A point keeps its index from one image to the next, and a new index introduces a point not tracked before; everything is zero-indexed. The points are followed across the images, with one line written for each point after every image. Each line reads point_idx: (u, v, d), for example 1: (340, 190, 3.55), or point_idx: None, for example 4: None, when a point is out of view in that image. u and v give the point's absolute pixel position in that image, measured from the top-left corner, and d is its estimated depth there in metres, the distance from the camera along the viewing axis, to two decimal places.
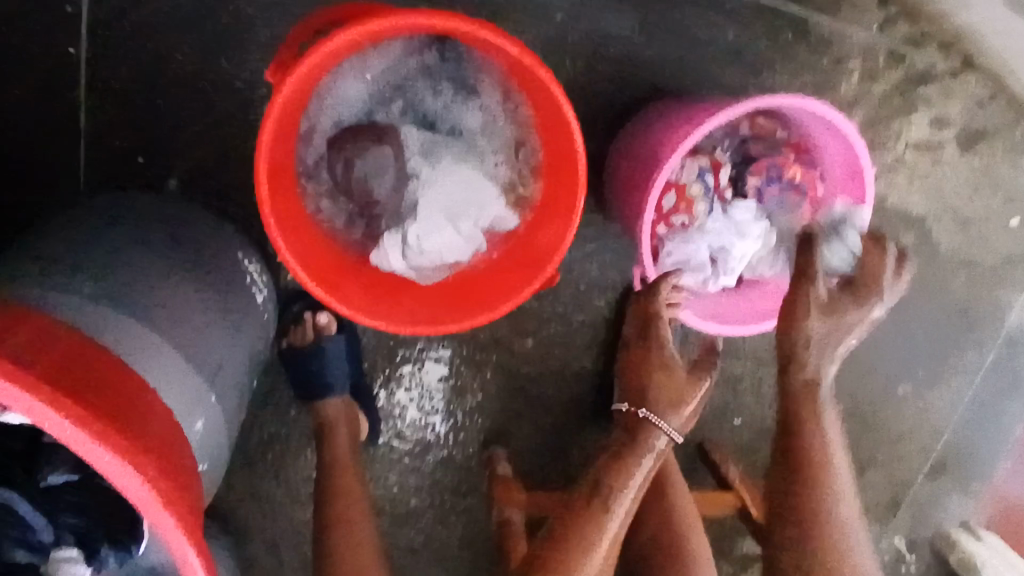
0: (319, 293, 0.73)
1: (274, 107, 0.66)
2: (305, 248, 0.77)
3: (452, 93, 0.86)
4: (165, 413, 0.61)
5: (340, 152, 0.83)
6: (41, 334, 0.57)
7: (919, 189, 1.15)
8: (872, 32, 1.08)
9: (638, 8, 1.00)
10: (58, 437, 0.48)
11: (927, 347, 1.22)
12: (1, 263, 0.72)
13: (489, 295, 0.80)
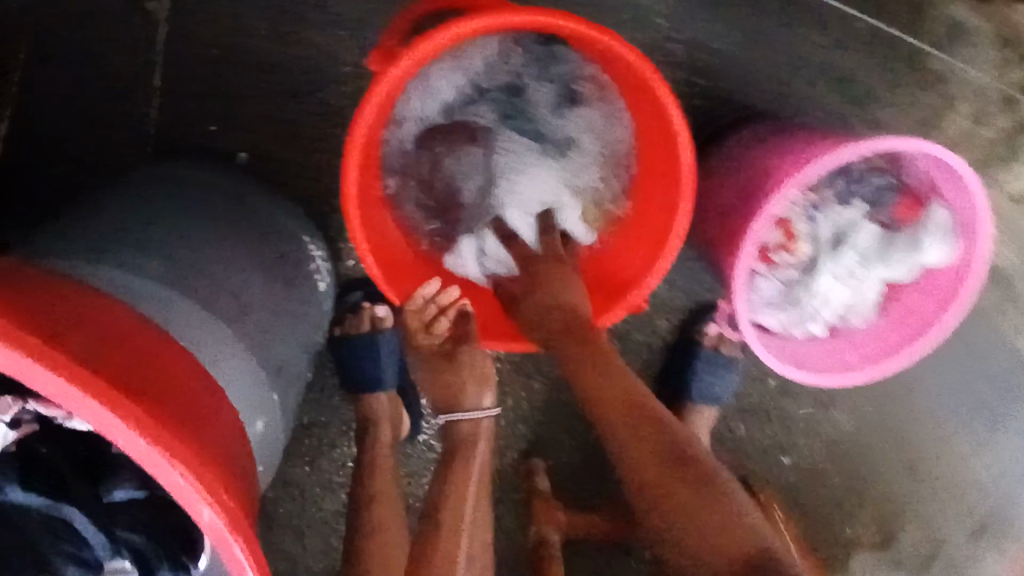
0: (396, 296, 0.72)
1: (372, 100, 0.61)
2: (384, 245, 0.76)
3: (552, 99, 0.84)
4: (232, 416, 0.56)
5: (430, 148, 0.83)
6: (109, 322, 0.50)
7: (1010, 241, 1.09)
8: (986, 73, 0.98)
9: (745, 23, 0.94)
10: (126, 451, 0.42)
11: (989, 405, 1.16)
12: (68, 225, 0.69)
13: None
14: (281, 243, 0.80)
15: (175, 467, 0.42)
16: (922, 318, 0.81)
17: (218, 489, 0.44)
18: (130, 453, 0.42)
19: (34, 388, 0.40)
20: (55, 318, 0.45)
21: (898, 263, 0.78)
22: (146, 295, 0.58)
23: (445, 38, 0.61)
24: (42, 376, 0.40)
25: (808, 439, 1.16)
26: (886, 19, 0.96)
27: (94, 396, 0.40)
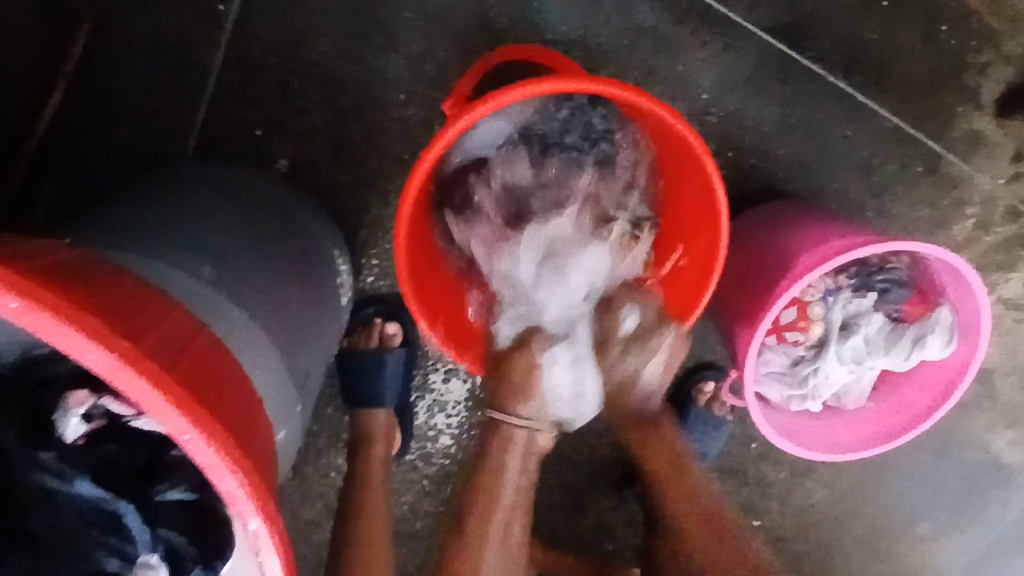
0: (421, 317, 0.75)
1: (448, 134, 0.65)
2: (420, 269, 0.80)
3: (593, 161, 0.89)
4: (269, 426, 0.57)
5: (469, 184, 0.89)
6: (179, 325, 0.50)
7: (997, 343, 1.14)
8: (997, 183, 1.03)
9: (781, 106, 0.98)
10: (196, 461, 0.43)
11: (955, 494, 1.21)
12: (115, 214, 0.70)
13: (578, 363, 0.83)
14: (314, 256, 0.82)
15: (235, 479, 0.43)
16: (915, 410, 0.86)
17: (267, 500, 0.45)
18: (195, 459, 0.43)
19: (117, 387, 0.41)
20: (129, 317, 0.46)
21: (902, 358, 0.82)
22: (198, 298, 0.60)
23: (524, 93, 0.65)
24: (129, 379, 0.40)
25: (782, 506, 1.20)
26: (915, 120, 1.00)
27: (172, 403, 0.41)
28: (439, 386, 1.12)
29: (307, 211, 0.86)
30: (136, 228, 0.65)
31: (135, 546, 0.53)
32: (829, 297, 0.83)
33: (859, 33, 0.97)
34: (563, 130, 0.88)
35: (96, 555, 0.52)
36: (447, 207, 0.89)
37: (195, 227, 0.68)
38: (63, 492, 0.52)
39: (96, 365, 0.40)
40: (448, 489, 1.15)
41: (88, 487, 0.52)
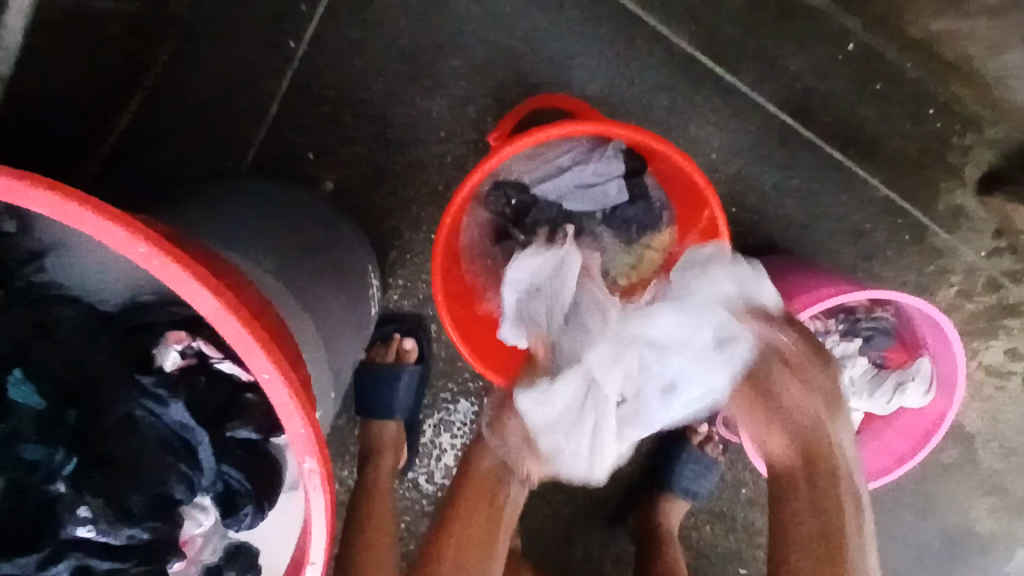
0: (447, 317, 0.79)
1: (491, 160, 0.73)
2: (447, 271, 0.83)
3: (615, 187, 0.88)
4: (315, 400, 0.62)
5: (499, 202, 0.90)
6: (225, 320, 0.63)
7: (977, 406, 1.22)
8: (979, 256, 1.12)
9: (784, 169, 1.08)
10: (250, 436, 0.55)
11: (933, 555, 1.27)
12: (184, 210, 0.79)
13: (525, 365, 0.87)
14: (350, 266, 0.90)
15: (304, 428, 0.48)
16: (895, 455, 0.92)
17: (326, 450, 0.50)
18: (272, 405, 0.48)
19: (218, 330, 0.46)
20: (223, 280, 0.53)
21: (883, 401, 0.89)
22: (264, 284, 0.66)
23: (561, 131, 0.74)
24: (229, 324, 0.46)
25: None
26: (905, 193, 1.09)
27: (262, 347, 0.46)
28: (448, 409, 1.18)
29: (345, 230, 0.95)
30: (212, 220, 0.74)
31: (203, 475, 0.53)
32: (817, 339, 0.91)
33: (853, 111, 1.06)
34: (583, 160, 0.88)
35: (137, 503, 0.51)
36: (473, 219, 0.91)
37: (257, 229, 0.77)
38: (57, 533, 0.50)
39: (203, 309, 0.45)
40: (445, 511, 1.21)
41: (89, 530, 0.51)
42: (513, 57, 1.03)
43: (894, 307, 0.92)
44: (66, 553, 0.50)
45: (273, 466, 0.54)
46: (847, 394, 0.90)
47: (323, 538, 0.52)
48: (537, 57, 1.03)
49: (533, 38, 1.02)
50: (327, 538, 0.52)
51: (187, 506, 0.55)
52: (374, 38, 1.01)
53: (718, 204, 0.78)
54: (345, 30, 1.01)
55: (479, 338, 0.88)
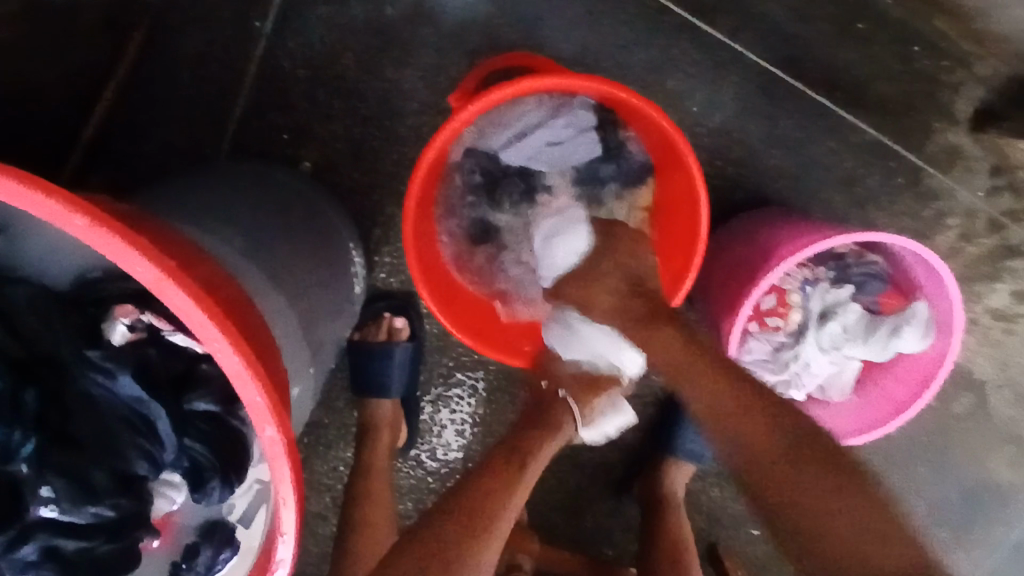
0: (422, 288, 0.77)
1: (453, 123, 0.71)
2: (422, 242, 0.82)
3: (586, 145, 0.85)
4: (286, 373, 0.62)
5: (471, 169, 0.89)
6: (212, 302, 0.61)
7: (986, 352, 1.19)
8: (977, 196, 1.10)
9: (769, 118, 1.05)
10: (259, 439, 0.49)
11: (952, 509, 1.24)
12: (152, 193, 0.77)
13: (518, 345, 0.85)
14: (330, 244, 0.89)
15: (258, 396, 0.48)
16: (896, 404, 0.89)
17: (284, 418, 0.49)
18: (225, 372, 0.48)
19: (164, 299, 0.46)
20: (175, 253, 0.53)
21: (879, 348, 0.87)
22: (230, 260, 0.67)
23: (521, 89, 0.72)
24: (173, 291, 0.46)
25: None
26: (895, 136, 1.07)
27: (209, 314, 0.46)
28: (447, 387, 1.18)
29: (322, 207, 0.94)
30: (183, 201, 0.74)
31: (166, 450, 0.54)
32: (806, 287, 0.90)
33: (836, 55, 1.03)
34: (550, 118, 0.84)
35: (100, 480, 0.51)
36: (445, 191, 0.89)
37: (227, 210, 0.76)
38: (28, 512, 0.51)
39: (145, 277, 0.45)
40: (451, 487, 1.20)
41: (56, 510, 0.51)
42: (482, 22, 1.01)
43: (885, 252, 0.90)
44: (33, 534, 0.51)
45: (238, 438, 0.56)
46: (841, 343, 0.88)
47: (292, 507, 0.51)
48: (508, 20, 1.01)
49: (502, 2, 1.01)
50: (295, 508, 0.51)
51: (158, 484, 0.56)
52: (340, 13, 0.99)
53: (691, 149, 0.76)
54: (311, 5, 0.99)
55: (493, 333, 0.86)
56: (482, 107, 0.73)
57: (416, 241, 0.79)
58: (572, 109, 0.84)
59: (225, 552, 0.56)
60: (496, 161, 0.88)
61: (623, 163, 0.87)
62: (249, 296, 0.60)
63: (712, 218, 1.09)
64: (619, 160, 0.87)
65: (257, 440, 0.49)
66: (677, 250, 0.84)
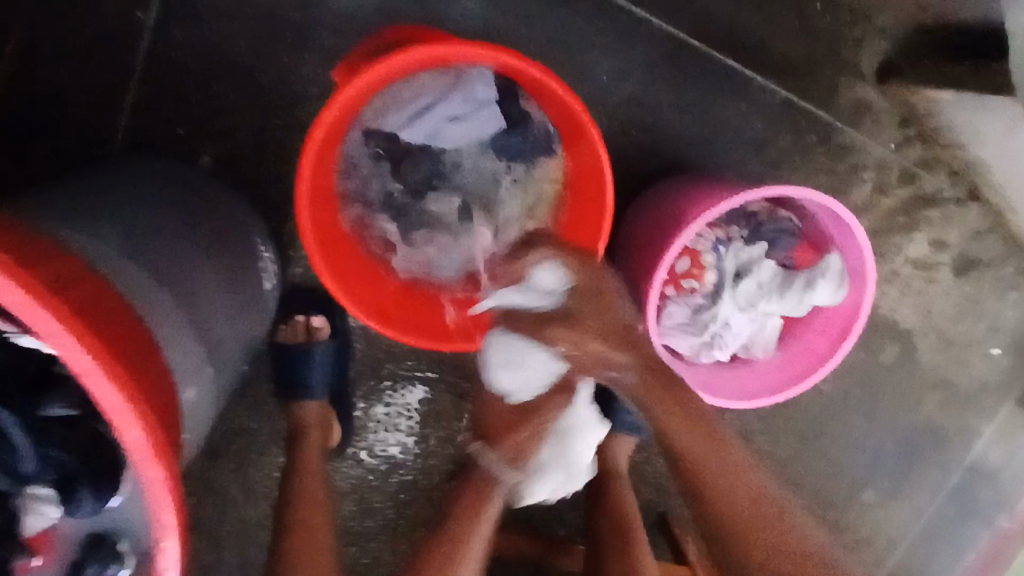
0: (320, 271, 0.73)
1: (340, 97, 0.68)
2: (322, 226, 0.77)
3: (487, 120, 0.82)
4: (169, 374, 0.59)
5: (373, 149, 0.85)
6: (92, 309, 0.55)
7: (910, 301, 1.21)
8: (888, 149, 1.12)
9: (677, 84, 1.05)
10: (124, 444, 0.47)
11: (894, 459, 1.27)
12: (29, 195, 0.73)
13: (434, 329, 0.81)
14: (235, 240, 0.86)
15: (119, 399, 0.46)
16: (817, 355, 0.90)
17: (151, 418, 0.48)
18: (83, 378, 0.46)
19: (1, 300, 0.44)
20: (29, 248, 0.49)
21: (796, 301, 0.87)
22: (104, 260, 0.63)
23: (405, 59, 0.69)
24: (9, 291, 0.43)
25: None
26: (802, 93, 1.08)
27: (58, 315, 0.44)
28: (379, 382, 1.15)
29: (223, 202, 0.90)
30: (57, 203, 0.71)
31: (26, 461, 0.53)
32: (719, 247, 0.90)
33: (738, 16, 1.04)
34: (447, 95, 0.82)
35: None
36: (346, 174, 0.84)
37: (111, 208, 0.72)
38: None
39: None
40: (392, 482, 1.18)
41: None
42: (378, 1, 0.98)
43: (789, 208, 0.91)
44: None
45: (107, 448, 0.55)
46: (756, 299, 0.89)
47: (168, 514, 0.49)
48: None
49: None
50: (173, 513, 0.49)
51: (26, 499, 0.54)
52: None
53: (587, 115, 0.74)
54: None
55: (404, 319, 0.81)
56: (370, 81, 0.70)
57: (317, 232, 0.74)
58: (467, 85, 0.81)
59: (113, 566, 0.54)
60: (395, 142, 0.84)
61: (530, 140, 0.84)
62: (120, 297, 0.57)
63: (630, 188, 1.08)
64: (525, 134, 0.84)
65: (122, 443, 0.48)
66: (583, 224, 0.82)
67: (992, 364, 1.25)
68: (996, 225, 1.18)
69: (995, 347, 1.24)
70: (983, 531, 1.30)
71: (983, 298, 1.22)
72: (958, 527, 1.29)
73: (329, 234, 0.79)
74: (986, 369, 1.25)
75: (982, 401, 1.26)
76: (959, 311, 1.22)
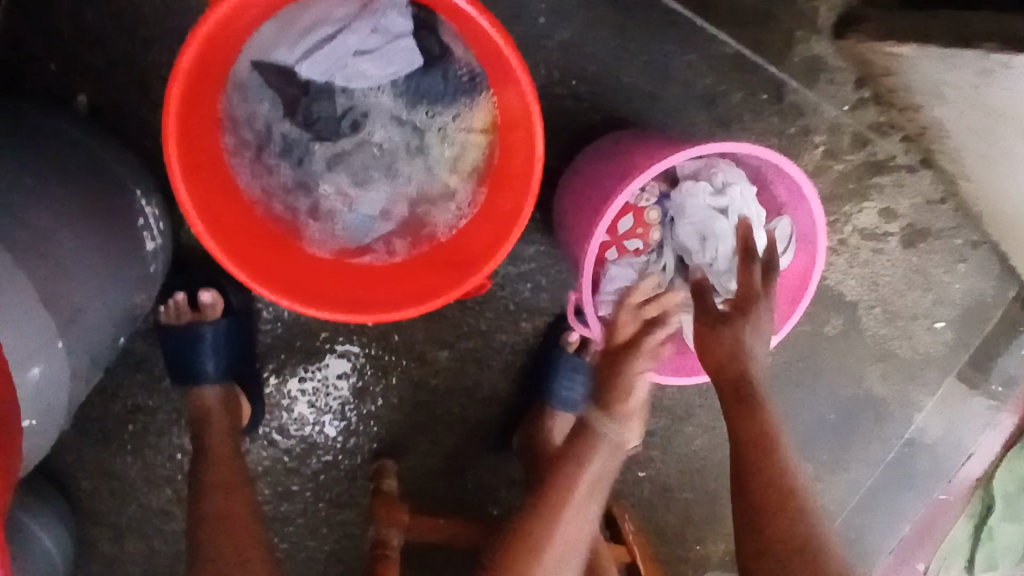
0: (198, 226, 0.61)
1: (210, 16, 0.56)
2: (202, 174, 0.65)
3: (401, 55, 0.71)
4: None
5: (266, 84, 0.72)
6: None
7: (857, 272, 1.17)
8: (841, 111, 1.06)
9: (622, 31, 0.96)
10: None
11: (835, 433, 1.24)
12: None
13: (347, 295, 0.70)
14: (111, 191, 0.75)
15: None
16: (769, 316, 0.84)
17: None
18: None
19: None
20: None
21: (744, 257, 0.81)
22: None
23: None
24: None
25: (664, 454, 1.21)
26: (754, 48, 1.00)
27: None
28: (290, 355, 1.05)
29: (91, 150, 0.77)
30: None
31: None
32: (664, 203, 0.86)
33: None
34: (352, 24, 0.70)
35: None
36: (234, 116, 0.72)
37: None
38: None
39: None
40: (310, 463, 1.09)
41: None
42: None
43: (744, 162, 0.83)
44: None
45: None
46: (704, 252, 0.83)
47: None
48: None
49: None
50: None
51: None
52: None
53: (511, 51, 0.64)
54: None
55: (309, 285, 0.70)
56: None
57: (195, 185, 0.63)
58: (377, 13, 0.70)
59: None
60: (292, 79, 0.72)
61: (454, 82, 0.74)
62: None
63: (570, 145, 0.99)
64: (445, 73, 0.73)
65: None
66: (513, 180, 0.71)
67: (937, 338, 1.22)
68: (949, 196, 1.14)
69: (941, 321, 1.21)
70: (920, 501, 1.29)
71: (930, 269, 1.18)
72: (897, 497, 1.28)
73: (213, 184, 0.68)
74: (930, 343, 1.22)
75: (925, 375, 1.24)
76: (906, 283, 1.18)
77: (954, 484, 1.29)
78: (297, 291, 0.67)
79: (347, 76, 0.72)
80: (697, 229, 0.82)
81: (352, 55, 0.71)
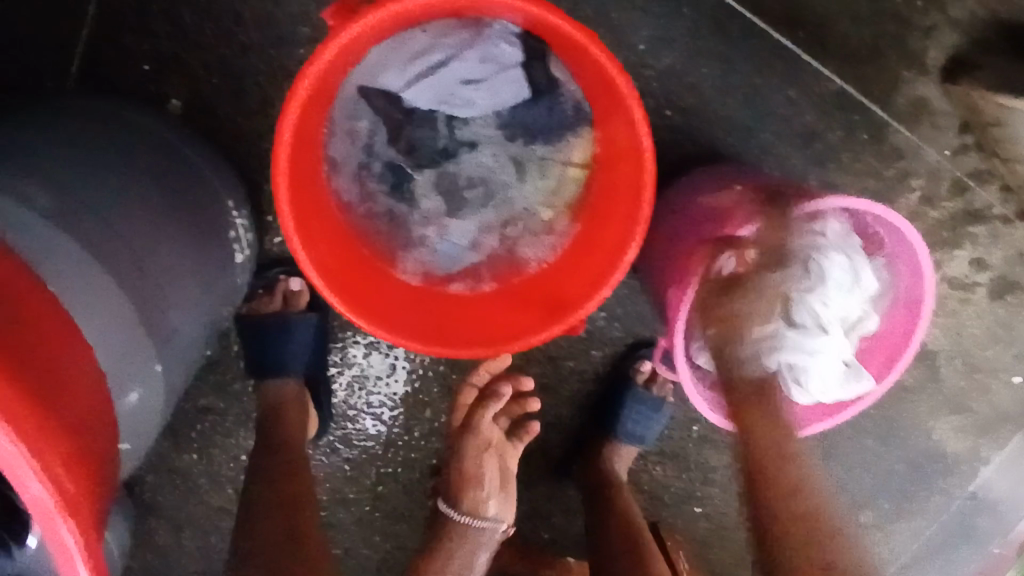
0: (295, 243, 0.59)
1: (329, 40, 0.55)
2: (303, 193, 0.63)
3: (506, 85, 0.70)
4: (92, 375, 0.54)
5: (372, 107, 0.71)
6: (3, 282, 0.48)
7: (939, 322, 1.11)
8: (942, 155, 1.01)
9: (724, 61, 0.92)
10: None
11: (898, 483, 1.19)
12: None
13: (434, 325, 0.67)
14: (203, 203, 0.75)
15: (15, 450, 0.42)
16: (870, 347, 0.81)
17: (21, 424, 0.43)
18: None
19: None
20: None
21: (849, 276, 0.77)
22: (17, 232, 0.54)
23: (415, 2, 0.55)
24: None
25: (723, 493, 1.15)
26: (859, 85, 0.95)
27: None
28: (365, 364, 1.04)
29: (185, 155, 0.76)
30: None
31: None
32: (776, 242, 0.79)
33: None
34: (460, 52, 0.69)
35: None
36: (338, 136, 0.71)
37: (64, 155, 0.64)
38: None
39: None
40: (371, 473, 1.08)
41: None
42: None
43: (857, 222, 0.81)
44: None
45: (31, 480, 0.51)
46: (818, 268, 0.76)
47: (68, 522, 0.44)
48: None
49: None
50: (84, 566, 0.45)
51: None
52: None
53: (632, 90, 0.61)
54: None
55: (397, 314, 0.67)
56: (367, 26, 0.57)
57: (296, 200, 0.61)
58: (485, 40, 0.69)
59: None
60: (397, 103, 0.71)
61: (559, 114, 0.72)
62: (45, 300, 0.51)
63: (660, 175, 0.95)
64: (551, 104, 0.72)
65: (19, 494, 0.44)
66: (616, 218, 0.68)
67: (1017, 396, 1.16)
68: None
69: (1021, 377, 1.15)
70: (972, 554, 1.23)
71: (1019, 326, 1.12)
72: (952, 550, 1.23)
73: (313, 201, 0.66)
74: (1011, 401, 1.16)
75: (1001, 433, 1.17)
76: (990, 337, 1.12)
77: (1010, 538, 1.23)
78: (385, 318, 0.65)
79: (451, 105, 0.71)
80: (810, 244, 0.77)
81: (458, 83, 0.70)
